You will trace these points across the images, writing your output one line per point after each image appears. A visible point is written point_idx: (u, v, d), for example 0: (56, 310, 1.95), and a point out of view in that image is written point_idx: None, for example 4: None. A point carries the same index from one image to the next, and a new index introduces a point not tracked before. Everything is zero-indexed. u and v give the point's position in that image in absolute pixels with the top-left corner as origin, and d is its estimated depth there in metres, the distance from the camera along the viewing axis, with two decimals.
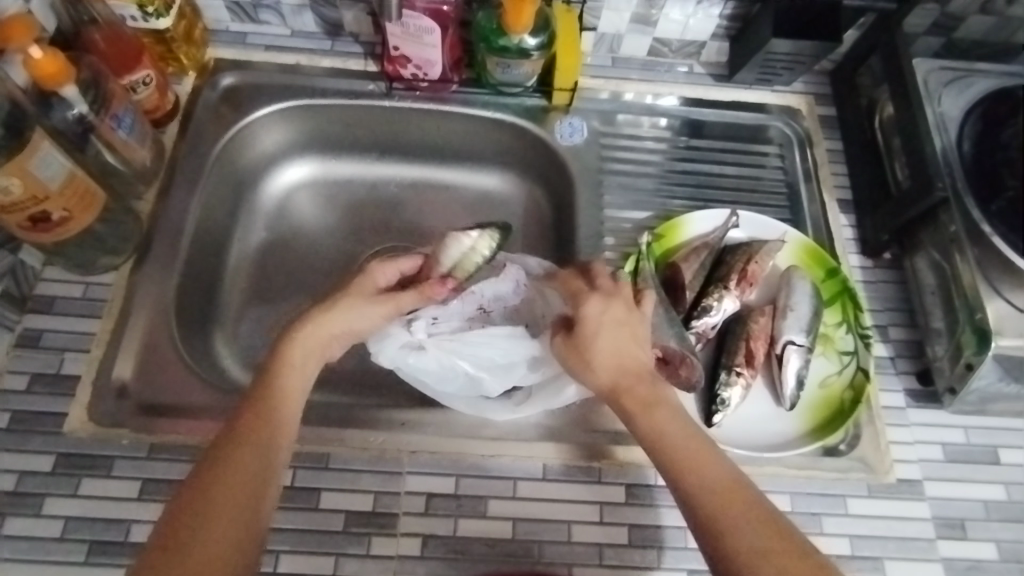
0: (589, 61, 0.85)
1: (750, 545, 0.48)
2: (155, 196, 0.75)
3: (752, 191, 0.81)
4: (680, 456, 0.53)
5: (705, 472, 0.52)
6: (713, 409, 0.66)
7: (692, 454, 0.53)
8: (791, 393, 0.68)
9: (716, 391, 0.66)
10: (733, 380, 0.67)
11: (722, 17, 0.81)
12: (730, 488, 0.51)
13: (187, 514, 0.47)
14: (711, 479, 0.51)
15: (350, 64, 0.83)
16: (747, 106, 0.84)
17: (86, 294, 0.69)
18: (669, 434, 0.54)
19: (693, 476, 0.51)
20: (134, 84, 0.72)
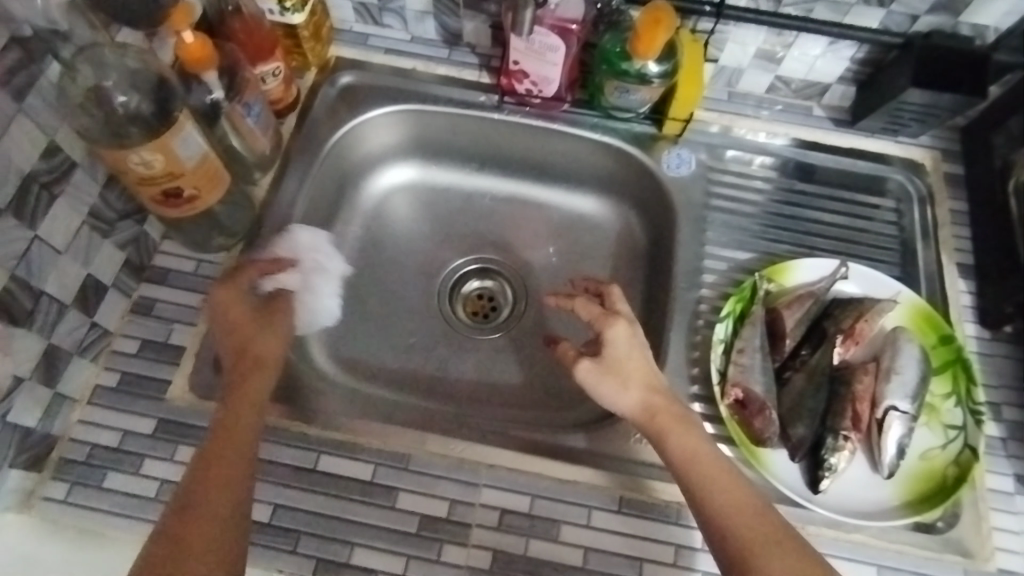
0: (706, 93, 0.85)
1: None
2: (269, 183, 0.79)
3: (860, 243, 0.78)
4: (698, 477, 0.56)
5: (720, 494, 0.55)
6: (820, 475, 0.63)
7: (743, 525, 0.53)
8: (890, 461, 0.64)
9: (823, 456, 0.64)
10: (841, 446, 0.64)
11: (853, 60, 0.78)
12: (754, 519, 0.53)
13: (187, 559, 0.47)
14: (726, 502, 0.54)
15: (464, 74, 0.86)
16: (866, 155, 0.82)
17: (197, 270, 0.72)
18: (692, 467, 0.56)
19: (706, 497, 0.55)
20: (265, 75, 0.76)
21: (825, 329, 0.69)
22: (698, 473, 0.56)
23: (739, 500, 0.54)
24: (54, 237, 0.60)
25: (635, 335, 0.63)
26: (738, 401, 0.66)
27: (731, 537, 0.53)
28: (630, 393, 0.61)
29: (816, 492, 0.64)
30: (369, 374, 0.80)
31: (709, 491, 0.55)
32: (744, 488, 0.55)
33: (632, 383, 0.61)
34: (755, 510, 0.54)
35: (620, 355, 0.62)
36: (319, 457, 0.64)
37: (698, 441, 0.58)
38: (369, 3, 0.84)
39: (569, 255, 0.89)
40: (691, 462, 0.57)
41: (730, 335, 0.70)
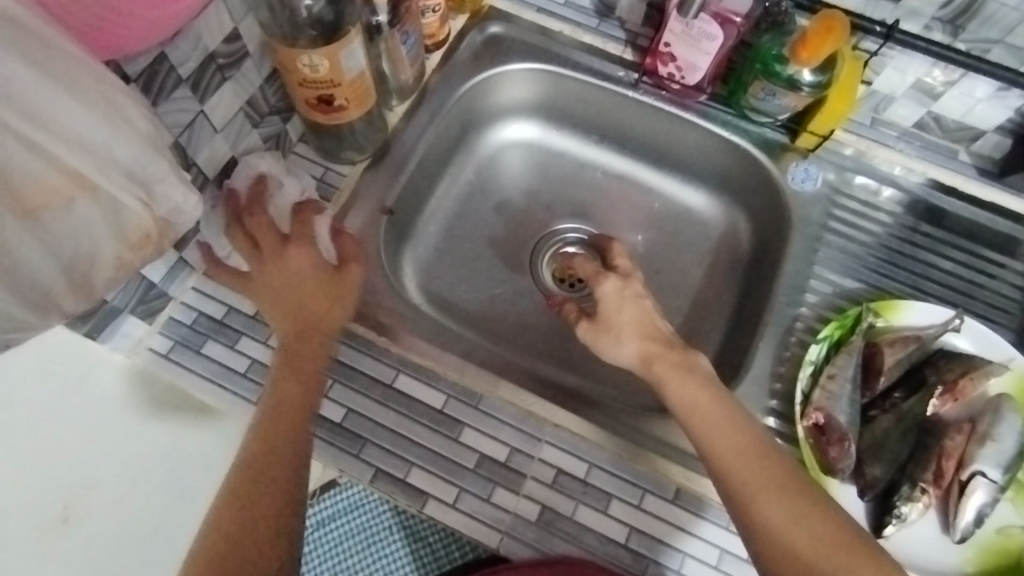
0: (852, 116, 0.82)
1: (777, 517, 0.52)
2: (402, 113, 0.82)
3: (977, 299, 0.76)
4: (700, 422, 0.57)
5: (716, 440, 0.56)
6: (887, 519, 0.62)
7: (736, 470, 0.54)
8: (965, 525, 0.62)
9: (894, 503, 0.62)
10: (917, 497, 0.62)
11: (1018, 111, 0.74)
12: (749, 458, 0.55)
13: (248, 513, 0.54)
14: (726, 444, 0.55)
15: (608, 47, 0.86)
16: (1004, 212, 0.79)
17: (323, 176, 0.76)
18: (691, 413, 0.58)
19: (706, 441, 0.56)
20: (425, 9, 0.78)
21: (925, 377, 0.67)
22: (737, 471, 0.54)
23: (735, 440, 0.56)
24: (215, 114, 0.63)
25: (626, 288, 0.67)
26: (816, 426, 0.66)
27: (730, 484, 0.54)
28: (624, 347, 0.64)
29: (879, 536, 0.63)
30: (451, 313, 0.82)
31: (704, 435, 0.56)
32: (742, 426, 0.56)
33: (624, 337, 0.64)
34: (751, 448, 0.55)
35: (614, 305, 0.66)
36: (397, 375, 0.67)
37: (695, 387, 0.59)
38: None
39: (673, 246, 0.89)
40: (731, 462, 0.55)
41: (822, 359, 0.69)
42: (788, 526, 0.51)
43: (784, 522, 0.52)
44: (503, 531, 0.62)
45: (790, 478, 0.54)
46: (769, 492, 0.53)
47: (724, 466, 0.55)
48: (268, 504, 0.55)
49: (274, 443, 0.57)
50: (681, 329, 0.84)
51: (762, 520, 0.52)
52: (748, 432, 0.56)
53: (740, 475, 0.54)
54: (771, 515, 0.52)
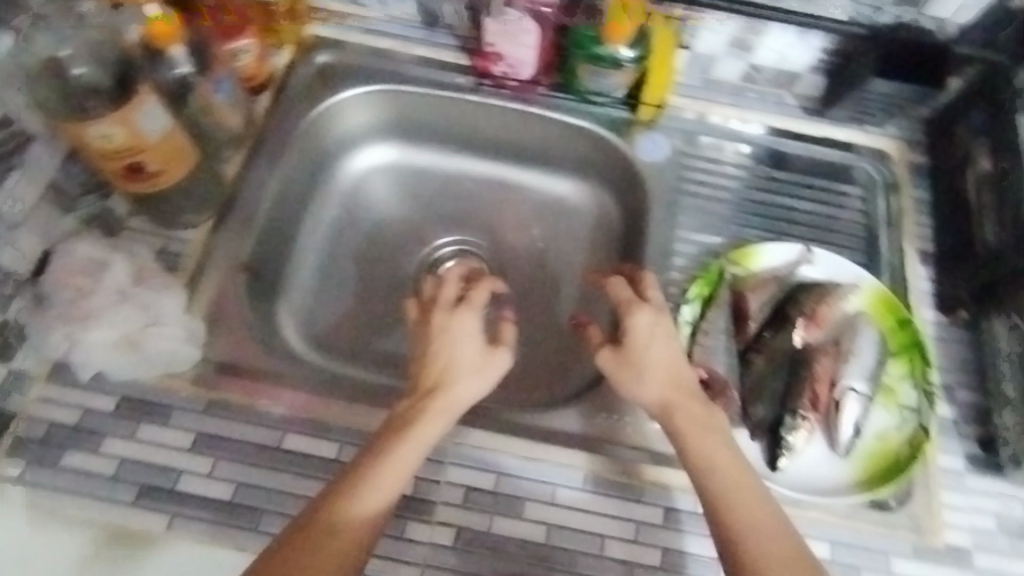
0: (680, 79, 0.86)
1: (754, 546, 0.54)
2: (241, 161, 0.77)
3: (829, 229, 0.81)
4: (702, 454, 0.59)
5: (721, 479, 0.57)
6: (780, 452, 0.66)
7: (734, 507, 0.56)
8: (847, 439, 0.67)
9: (782, 436, 0.66)
10: (798, 425, 0.66)
11: (824, 49, 0.80)
12: (744, 495, 0.56)
13: None
14: (721, 481, 0.57)
15: (444, 55, 0.86)
16: (835, 143, 0.85)
17: (166, 247, 0.71)
18: (704, 455, 0.59)
19: (705, 477, 0.58)
20: (239, 50, 0.73)
21: (788, 312, 0.71)
22: (737, 500, 0.56)
23: (729, 475, 0.57)
24: None
25: (659, 323, 0.66)
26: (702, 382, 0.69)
27: (728, 516, 0.56)
28: (648, 381, 0.63)
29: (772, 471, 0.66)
30: (339, 355, 0.80)
31: (697, 473, 0.58)
32: (739, 467, 0.58)
33: (648, 377, 0.63)
34: (744, 486, 0.57)
35: (644, 346, 0.65)
36: (285, 436, 0.64)
37: (712, 432, 0.60)
38: None
39: (552, 238, 0.89)
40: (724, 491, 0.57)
41: (696, 318, 0.72)
42: (765, 556, 0.54)
43: (765, 550, 0.54)
44: (423, 564, 0.61)
45: (775, 517, 0.56)
46: (745, 521, 0.55)
47: (722, 499, 0.56)
48: None
49: (315, 540, 0.53)
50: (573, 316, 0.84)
51: (739, 546, 0.54)
52: (745, 473, 0.58)
53: (738, 513, 0.55)
54: (752, 545, 0.54)
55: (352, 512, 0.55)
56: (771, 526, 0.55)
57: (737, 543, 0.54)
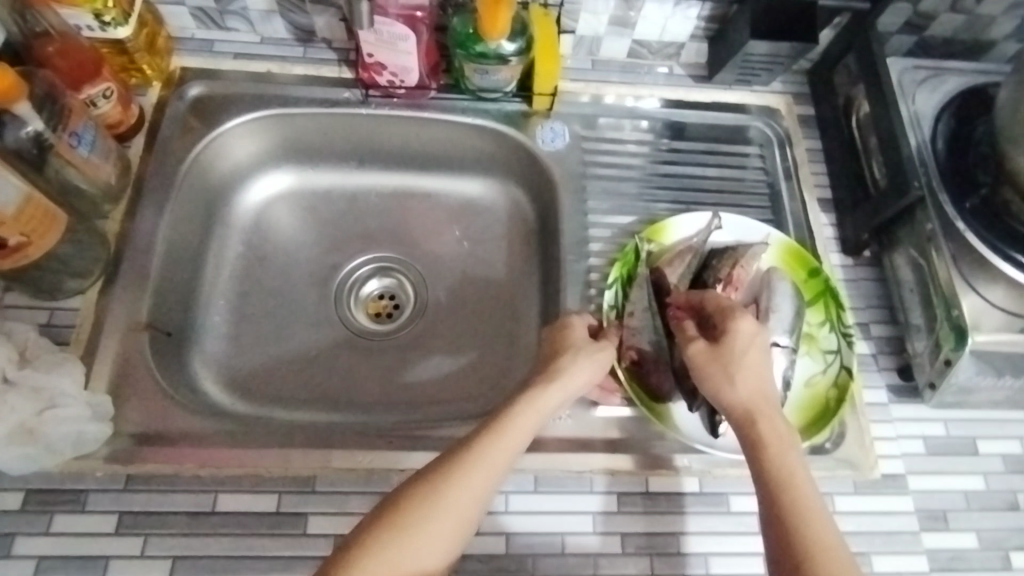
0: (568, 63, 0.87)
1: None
2: (122, 215, 0.72)
3: (734, 192, 0.83)
4: (774, 471, 0.54)
5: (786, 495, 0.52)
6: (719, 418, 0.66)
7: (806, 531, 0.50)
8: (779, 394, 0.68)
9: None
10: None
11: (701, 17, 0.82)
12: (807, 516, 0.51)
13: None
14: (794, 500, 0.52)
15: (324, 71, 0.82)
16: (727, 107, 0.87)
17: (51, 320, 0.66)
18: (782, 472, 0.53)
19: (779, 495, 0.52)
20: (94, 98, 0.68)
21: (705, 280, 0.72)
22: (795, 496, 0.52)
23: (800, 497, 0.52)
24: None
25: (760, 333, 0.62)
26: (634, 362, 0.69)
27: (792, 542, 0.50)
28: (745, 378, 0.59)
29: (715, 437, 0.67)
30: (267, 398, 0.76)
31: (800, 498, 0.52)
32: (808, 489, 0.53)
33: (740, 380, 0.59)
34: (806, 509, 0.51)
35: (740, 347, 0.61)
36: (218, 497, 0.61)
37: (787, 448, 0.55)
38: (206, 6, 0.79)
39: (469, 240, 0.88)
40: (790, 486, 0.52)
41: (620, 301, 0.72)
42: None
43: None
44: None
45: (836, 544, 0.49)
46: (820, 553, 0.49)
47: (788, 520, 0.51)
48: None
49: None
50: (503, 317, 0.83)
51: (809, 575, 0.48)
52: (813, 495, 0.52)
53: (800, 537, 0.50)
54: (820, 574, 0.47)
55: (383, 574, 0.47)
56: (827, 538, 0.50)
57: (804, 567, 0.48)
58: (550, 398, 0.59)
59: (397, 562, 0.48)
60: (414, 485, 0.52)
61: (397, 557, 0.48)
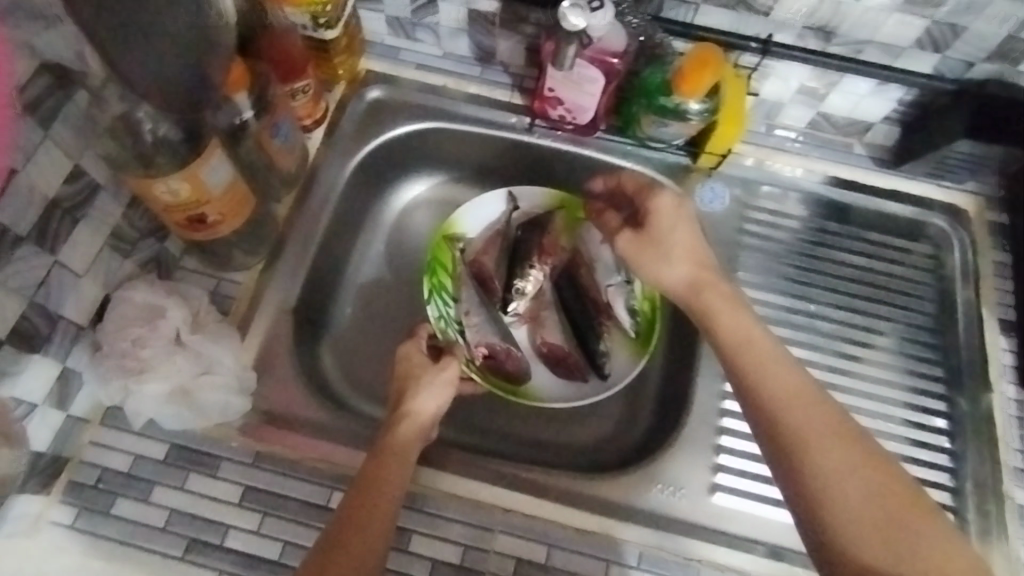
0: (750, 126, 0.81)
1: (834, 475, 0.51)
2: (293, 202, 0.76)
3: (895, 290, 0.78)
4: (764, 381, 0.55)
5: (778, 386, 0.55)
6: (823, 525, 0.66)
7: (810, 432, 0.52)
8: (625, 323, 0.78)
9: None
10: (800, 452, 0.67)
11: (901, 101, 0.74)
12: (814, 412, 0.53)
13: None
14: (785, 392, 0.54)
15: (496, 94, 0.83)
16: (906, 198, 0.80)
17: (218, 289, 0.70)
18: (758, 365, 0.56)
19: (768, 398, 0.55)
20: (295, 92, 0.73)
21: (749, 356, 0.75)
22: (788, 416, 0.53)
23: (800, 396, 0.54)
24: (73, 261, 0.57)
25: (681, 210, 0.68)
26: (486, 357, 0.77)
27: (790, 443, 0.52)
28: (676, 271, 0.66)
29: (607, 377, 0.77)
30: (383, 400, 0.78)
31: (785, 403, 0.54)
32: (797, 376, 0.55)
33: (677, 260, 0.66)
34: (812, 402, 0.54)
35: (668, 228, 0.67)
36: (333, 494, 0.63)
37: (763, 345, 0.58)
38: (403, 16, 0.79)
39: None
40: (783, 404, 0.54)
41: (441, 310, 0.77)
42: (847, 493, 0.50)
43: (840, 478, 0.51)
44: None
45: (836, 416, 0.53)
46: (819, 441, 0.52)
47: (800, 439, 0.52)
48: None
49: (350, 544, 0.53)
50: None
51: (818, 475, 0.51)
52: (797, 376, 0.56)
53: (803, 424, 0.53)
54: (830, 478, 0.51)
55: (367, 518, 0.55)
56: (835, 454, 0.51)
57: (815, 470, 0.51)
58: (407, 430, 0.62)
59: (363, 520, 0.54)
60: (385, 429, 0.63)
61: (361, 511, 0.55)
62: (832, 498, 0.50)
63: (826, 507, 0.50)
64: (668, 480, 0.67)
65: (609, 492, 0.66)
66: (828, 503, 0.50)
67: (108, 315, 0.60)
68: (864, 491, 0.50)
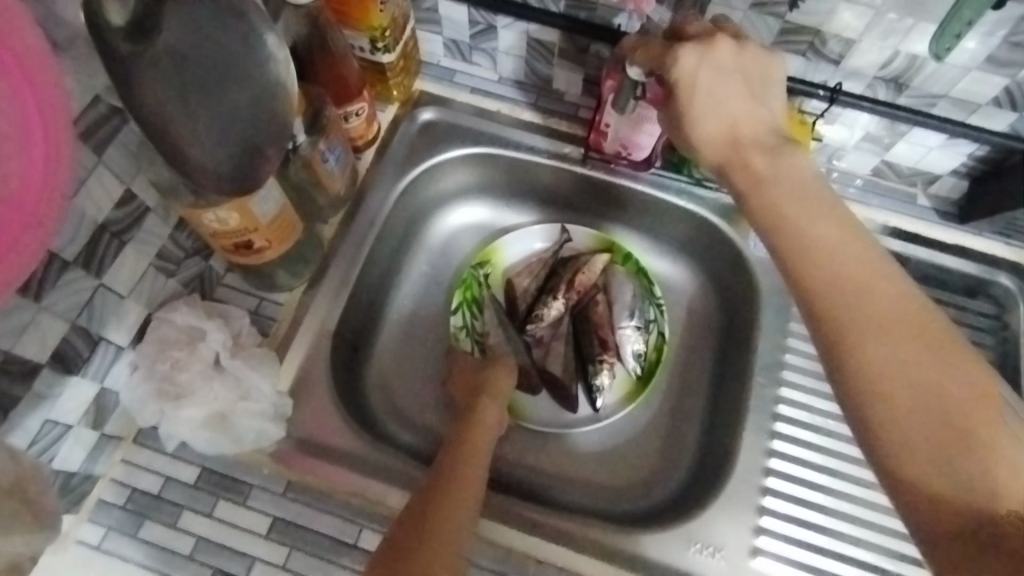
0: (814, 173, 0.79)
1: (877, 360, 0.43)
2: (339, 224, 0.75)
3: None
4: (806, 261, 0.47)
5: (829, 265, 0.46)
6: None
7: (851, 316, 0.44)
8: (630, 364, 0.76)
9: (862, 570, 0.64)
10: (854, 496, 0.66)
11: (971, 156, 0.71)
12: (861, 292, 0.45)
13: (432, 523, 0.52)
14: (837, 276, 0.46)
15: (550, 122, 0.81)
16: (972, 255, 0.76)
17: (258, 309, 0.69)
18: (796, 236, 0.49)
19: (813, 276, 0.47)
20: (349, 114, 0.72)
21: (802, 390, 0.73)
22: (824, 292, 0.46)
23: (846, 275, 0.46)
24: (118, 282, 0.56)
25: (711, 55, 0.55)
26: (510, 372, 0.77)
27: (833, 321, 0.45)
28: (704, 124, 0.55)
29: (597, 410, 0.75)
30: (416, 429, 0.76)
31: (828, 274, 0.46)
32: (848, 255, 0.47)
33: (700, 126, 0.55)
34: (861, 283, 0.45)
35: (689, 89, 0.55)
36: (362, 532, 0.61)
37: (816, 224, 0.48)
38: (461, 40, 0.78)
39: None
40: (810, 280, 0.47)
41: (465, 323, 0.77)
42: (888, 375, 0.42)
43: (882, 365, 0.43)
44: None
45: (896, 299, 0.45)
46: (873, 326, 0.44)
47: (836, 317, 0.45)
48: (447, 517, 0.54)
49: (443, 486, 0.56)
50: (662, 414, 0.78)
51: (857, 362, 0.43)
52: (847, 253, 0.47)
53: (849, 315, 0.44)
54: (868, 361, 0.43)
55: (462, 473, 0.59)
56: (879, 346, 0.43)
57: (853, 358, 0.44)
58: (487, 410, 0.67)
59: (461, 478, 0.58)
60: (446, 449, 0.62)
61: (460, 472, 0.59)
62: (877, 385, 0.42)
63: (864, 385, 0.43)
64: (708, 541, 0.64)
65: (644, 548, 0.63)
66: (879, 391, 0.42)
67: (147, 337, 0.60)
68: (913, 379, 0.42)
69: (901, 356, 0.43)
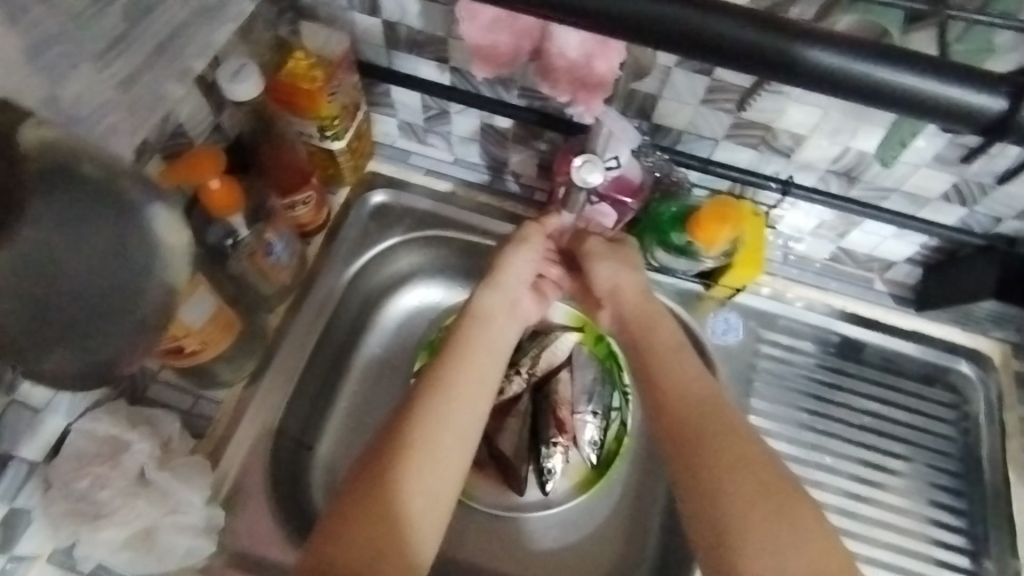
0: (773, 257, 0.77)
1: (719, 465, 0.50)
2: (283, 314, 0.71)
3: (914, 442, 0.73)
4: (661, 380, 0.57)
5: (680, 387, 0.55)
6: None
7: (700, 430, 0.52)
8: (586, 452, 0.73)
9: None
10: None
11: (925, 246, 0.71)
12: (702, 407, 0.54)
13: (365, 521, 0.48)
14: (687, 394, 0.55)
15: (506, 205, 0.79)
16: (934, 341, 0.75)
17: (194, 409, 0.65)
18: (662, 358, 0.59)
19: (667, 392, 0.55)
20: (295, 204, 0.68)
21: None
22: (679, 413, 0.54)
23: (699, 395, 0.55)
24: (31, 397, 0.52)
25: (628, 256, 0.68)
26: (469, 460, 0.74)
27: (679, 428, 0.53)
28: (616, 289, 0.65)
29: (546, 494, 0.73)
30: None
31: (676, 393, 0.55)
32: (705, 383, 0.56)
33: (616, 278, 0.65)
34: (707, 403, 0.54)
35: (619, 263, 0.66)
36: None
37: (683, 364, 0.57)
38: (415, 123, 0.75)
39: None
40: (667, 392, 0.55)
41: None
42: (728, 487, 0.49)
43: (722, 473, 0.49)
44: None
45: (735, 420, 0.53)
46: (710, 437, 0.52)
47: (687, 435, 0.52)
48: (372, 515, 0.48)
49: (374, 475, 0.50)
50: (623, 505, 0.74)
51: (698, 465, 0.50)
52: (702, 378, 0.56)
53: (693, 416, 0.53)
54: (711, 463, 0.50)
55: (414, 459, 0.50)
56: (721, 450, 0.51)
57: (702, 463, 0.50)
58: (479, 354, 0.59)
59: (415, 461, 0.51)
60: (416, 400, 0.54)
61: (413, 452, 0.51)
62: (717, 493, 0.49)
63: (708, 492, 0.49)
64: None
65: None
66: (717, 501, 0.48)
67: (64, 452, 0.55)
68: (745, 493, 0.48)
69: (734, 457, 0.50)
